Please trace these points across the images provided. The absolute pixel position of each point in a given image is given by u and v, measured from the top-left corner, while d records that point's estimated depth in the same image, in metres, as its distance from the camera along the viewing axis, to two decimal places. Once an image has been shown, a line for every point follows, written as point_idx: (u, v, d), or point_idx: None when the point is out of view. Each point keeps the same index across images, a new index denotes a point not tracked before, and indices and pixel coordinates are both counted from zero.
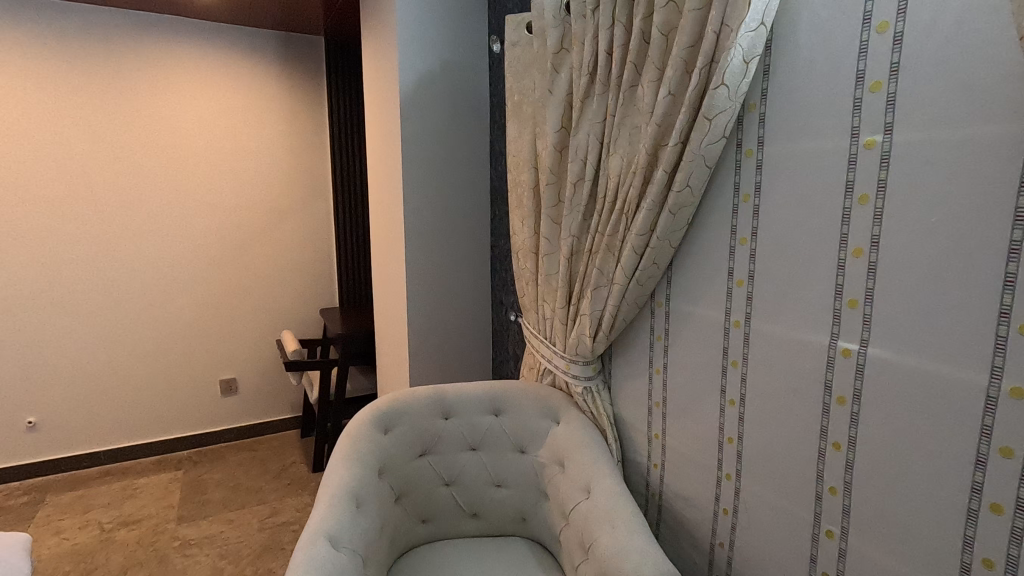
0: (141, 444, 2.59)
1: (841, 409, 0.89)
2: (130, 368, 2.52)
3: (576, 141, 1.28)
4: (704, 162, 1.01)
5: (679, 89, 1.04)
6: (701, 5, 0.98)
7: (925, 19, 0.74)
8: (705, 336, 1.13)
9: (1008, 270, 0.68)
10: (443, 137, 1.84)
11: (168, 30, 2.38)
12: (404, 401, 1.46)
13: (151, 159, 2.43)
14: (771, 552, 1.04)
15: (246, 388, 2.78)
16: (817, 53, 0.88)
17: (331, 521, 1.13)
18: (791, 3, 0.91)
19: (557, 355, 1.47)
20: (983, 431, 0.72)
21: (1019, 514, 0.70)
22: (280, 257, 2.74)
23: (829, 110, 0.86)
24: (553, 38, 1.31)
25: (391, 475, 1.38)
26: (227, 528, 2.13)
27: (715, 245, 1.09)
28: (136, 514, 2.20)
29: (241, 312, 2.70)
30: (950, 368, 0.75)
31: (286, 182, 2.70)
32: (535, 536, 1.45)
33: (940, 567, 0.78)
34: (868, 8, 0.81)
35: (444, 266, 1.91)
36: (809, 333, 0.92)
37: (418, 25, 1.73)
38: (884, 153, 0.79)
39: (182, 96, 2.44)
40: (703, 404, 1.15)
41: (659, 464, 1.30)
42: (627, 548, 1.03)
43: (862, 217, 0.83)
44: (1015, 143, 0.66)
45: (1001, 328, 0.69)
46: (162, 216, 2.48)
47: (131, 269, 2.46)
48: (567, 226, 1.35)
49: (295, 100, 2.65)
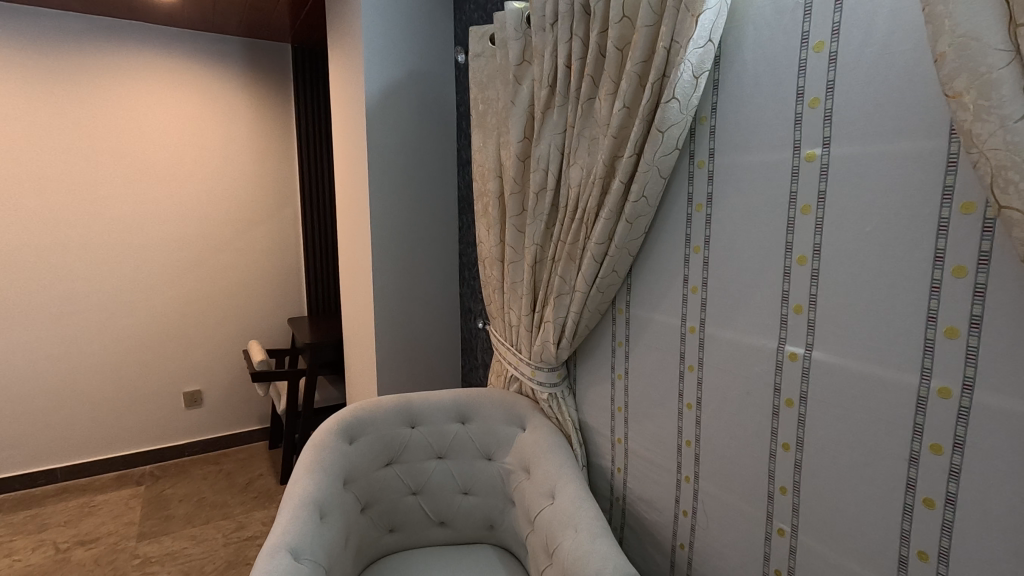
0: (100, 460, 2.51)
1: (789, 410, 0.92)
2: (89, 381, 2.45)
3: (538, 152, 1.31)
4: (658, 172, 1.05)
5: (634, 102, 1.07)
6: (652, 21, 1.01)
7: (857, 40, 0.78)
8: (663, 341, 1.16)
9: (934, 277, 0.73)
10: (409, 146, 1.85)
11: (128, 35, 2.33)
12: (370, 410, 1.46)
13: (113, 169, 2.38)
14: (727, 552, 1.07)
15: (212, 400, 2.72)
16: (761, 70, 0.92)
17: (293, 533, 1.11)
18: (734, 24, 0.95)
19: (523, 362, 1.48)
20: (916, 430, 0.76)
21: (949, 508, 0.74)
22: (247, 266, 2.70)
23: (774, 124, 0.90)
24: (515, 51, 1.33)
25: (357, 485, 1.37)
26: (191, 543, 2.08)
27: (671, 254, 1.12)
28: (95, 532, 2.13)
29: (205, 322, 2.65)
30: (884, 369, 0.79)
31: (254, 190, 2.67)
32: (503, 542, 1.46)
33: (881, 561, 0.82)
34: (805, 28, 0.85)
35: (411, 273, 1.91)
36: (759, 338, 0.96)
37: (383, 32, 1.74)
38: (824, 166, 0.84)
39: (145, 103, 2.40)
40: (662, 408, 1.18)
41: (622, 468, 1.33)
42: (589, 551, 1.04)
43: (805, 226, 0.87)
44: (937, 158, 0.71)
45: (929, 331, 0.74)
46: (124, 226, 2.43)
47: (90, 279, 2.39)
48: (530, 234, 1.37)
49: (262, 109, 2.63)
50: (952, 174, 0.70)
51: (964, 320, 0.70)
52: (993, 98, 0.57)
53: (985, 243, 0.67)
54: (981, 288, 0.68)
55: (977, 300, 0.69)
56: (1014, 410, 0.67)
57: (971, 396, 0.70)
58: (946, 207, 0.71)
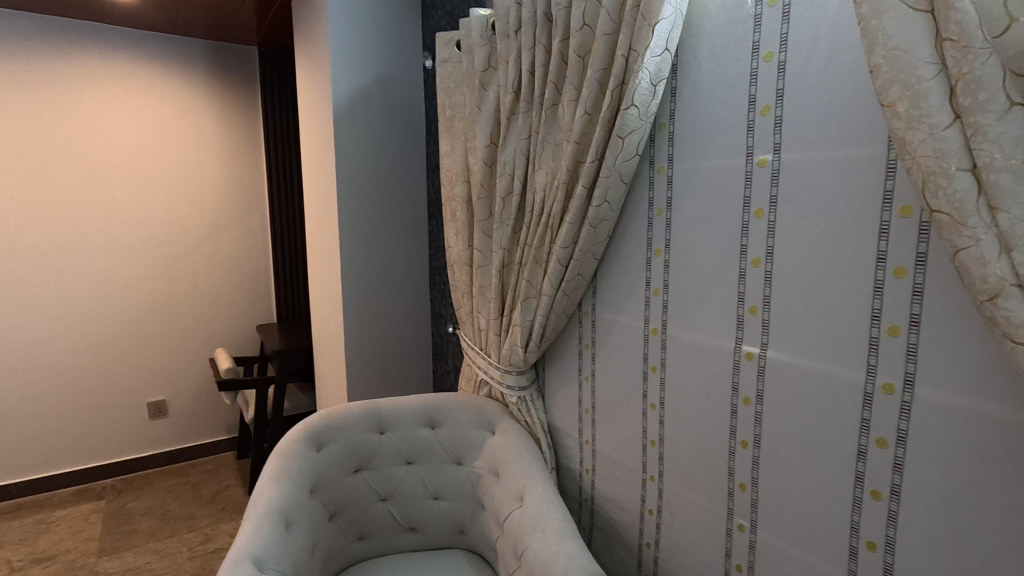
0: (58, 475, 2.42)
1: (746, 409, 0.95)
2: (46, 392, 2.36)
3: (504, 156, 1.32)
4: (620, 178, 1.07)
5: (595, 108, 1.09)
6: (611, 30, 1.03)
7: (804, 49, 0.81)
8: (627, 343, 1.18)
9: (877, 277, 0.76)
10: (378, 151, 1.84)
11: (85, 36, 2.26)
12: (337, 417, 1.44)
13: (72, 174, 2.31)
14: (690, 550, 1.09)
15: (178, 410, 2.66)
16: (715, 80, 0.94)
17: (257, 542, 1.10)
18: (690, 34, 0.98)
19: (492, 365, 1.49)
20: (863, 426, 0.79)
21: (894, 499, 0.77)
22: (214, 273, 2.65)
23: (728, 131, 0.93)
24: (480, 57, 1.35)
25: (324, 493, 1.36)
26: (154, 558, 2.02)
27: (634, 258, 1.14)
28: (52, 549, 2.06)
29: (169, 330, 2.58)
30: (834, 367, 0.82)
31: (221, 196, 2.62)
32: (474, 547, 1.46)
33: (832, 552, 0.85)
34: (755, 38, 0.88)
35: (380, 277, 1.90)
36: (716, 338, 0.98)
37: (350, 36, 1.73)
38: (775, 171, 0.86)
39: (104, 106, 2.33)
40: (627, 408, 1.20)
41: (590, 469, 1.34)
42: (557, 552, 1.06)
43: (758, 230, 0.90)
44: (878, 166, 0.74)
45: (874, 330, 0.77)
46: (84, 231, 2.35)
47: (46, 288, 2.32)
48: (497, 238, 1.38)
49: (229, 113, 2.59)
50: (891, 180, 0.73)
51: (905, 319, 0.74)
52: (922, 108, 0.60)
53: (922, 244, 0.71)
54: (919, 288, 0.72)
55: (916, 300, 0.72)
56: (951, 403, 0.70)
57: (912, 392, 0.73)
58: (886, 212, 0.74)
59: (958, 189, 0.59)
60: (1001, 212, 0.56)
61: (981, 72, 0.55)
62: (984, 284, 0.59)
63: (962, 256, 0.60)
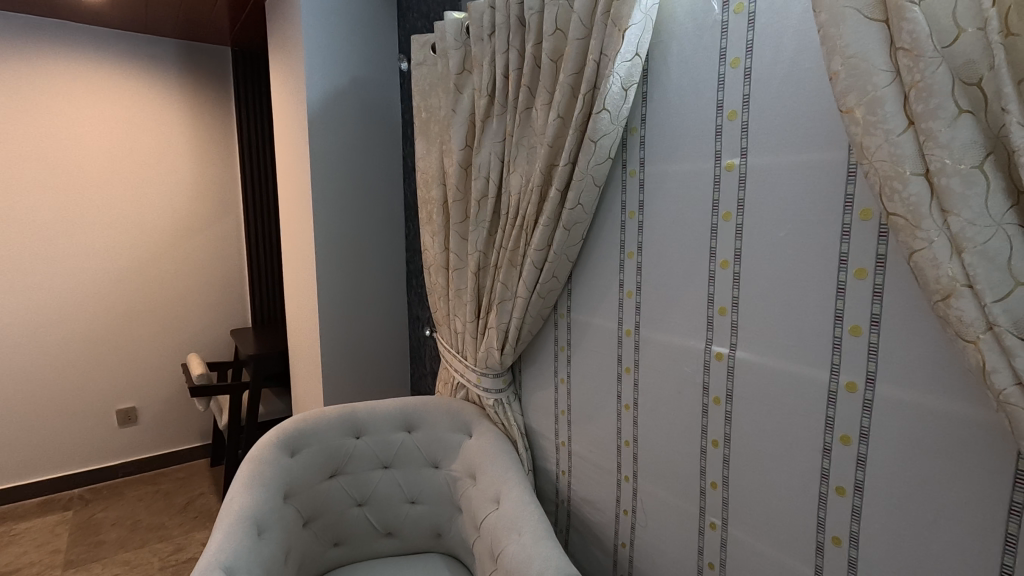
0: (23, 485, 2.35)
1: (717, 408, 0.96)
2: (10, 401, 2.29)
3: (479, 160, 1.32)
4: (593, 181, 1.08)
5: (567, 112, 1.10)
6: (583, 34, 1.04)
7: (768, 55, 0.83)
8: (602, 345, 1.19)
9: (839, 278, 0.78)
10: (353, 153, 1.82)
11: (50, 34, 2.20)
12: (312, 421, 1.42)
13: (37, 175, 2.24)
14: (664, 548, 1.10)
15: (148, 418, 2.59)
16: (685, 85, 0.96)
17: (227, 549, 1.08)
18: (660, 40, 1.00)
19: (469, 368, 1.49)
20: (828, 423, 0.81)
21: (858, 494, 0.79)
22: (186, 277, 2.60)
23: (697, 135, 0.95)
24: (455, 60, 1.35)
25: (298, 499, 1.34)
26: (124, 569, 1.97)
27: (607, 260, 1.15)
28: (16, 563, 1.99)
29: (140, 335, 2.52)
30: (800, 366, 0.83)
31: (194, 198, 2.58)
32: (451, 550, 1.46)
33: (799, 547, 0.87)
34: (722, 44, 0.90)
35: (357, 280, 1.89)
36: (687, 339, 1.00)
37: (324, 38, 1.71)
38: (742, 175, 0.88)
39: (71, 107, 2.27)
40: (602, 409, 1.21)
41: (566, 471, 1.35)
42: (533, 554, 1.06)
43: (727, 232, 0.91)
44: (839, 170, 0.76)
45: (837, 330, 0.79)
46: (49, 234, 2.29)
47: (9, 293, 2.25)
48: (473, 241, 1.38)
49: (201, 114, 2.54)
50: (852, 184, 0.75)
51: (866, 319, 0.76)
52: (878, 114, 0.62)
53: (881, 246, 0.73)
54: (878, 289, 0.74)
55: (876, 300, 0.74)
56: (910, 400, 0.72)
57: (874, 390, 0.76)
58: (847, 214, 0.76)
59: (912, 192, 0.60)
60: (952, 215, 0.57)
61: (932, 80, 0.57)
62: (938, 284, 0.60)
63: (917, 257, 0.61)
